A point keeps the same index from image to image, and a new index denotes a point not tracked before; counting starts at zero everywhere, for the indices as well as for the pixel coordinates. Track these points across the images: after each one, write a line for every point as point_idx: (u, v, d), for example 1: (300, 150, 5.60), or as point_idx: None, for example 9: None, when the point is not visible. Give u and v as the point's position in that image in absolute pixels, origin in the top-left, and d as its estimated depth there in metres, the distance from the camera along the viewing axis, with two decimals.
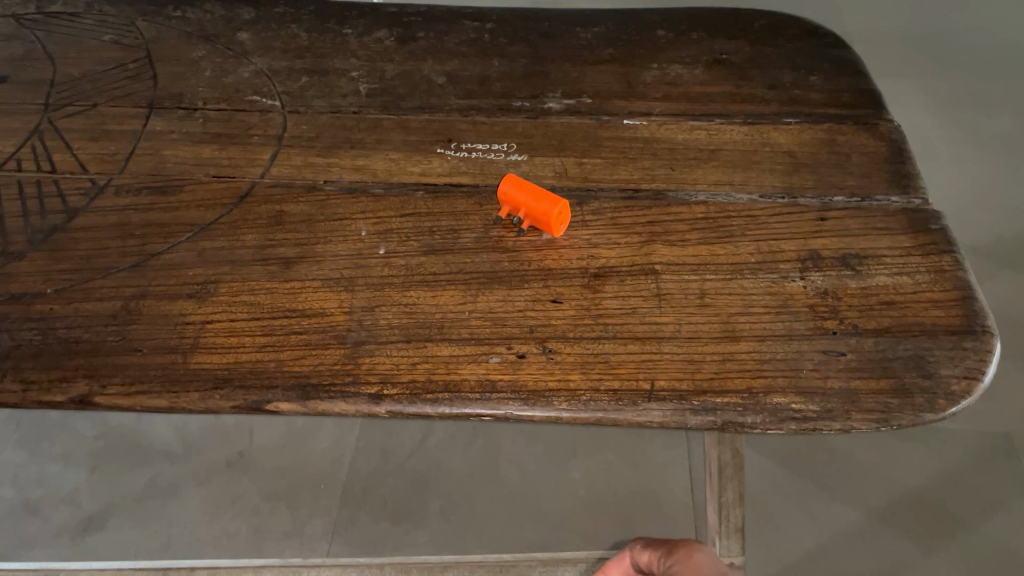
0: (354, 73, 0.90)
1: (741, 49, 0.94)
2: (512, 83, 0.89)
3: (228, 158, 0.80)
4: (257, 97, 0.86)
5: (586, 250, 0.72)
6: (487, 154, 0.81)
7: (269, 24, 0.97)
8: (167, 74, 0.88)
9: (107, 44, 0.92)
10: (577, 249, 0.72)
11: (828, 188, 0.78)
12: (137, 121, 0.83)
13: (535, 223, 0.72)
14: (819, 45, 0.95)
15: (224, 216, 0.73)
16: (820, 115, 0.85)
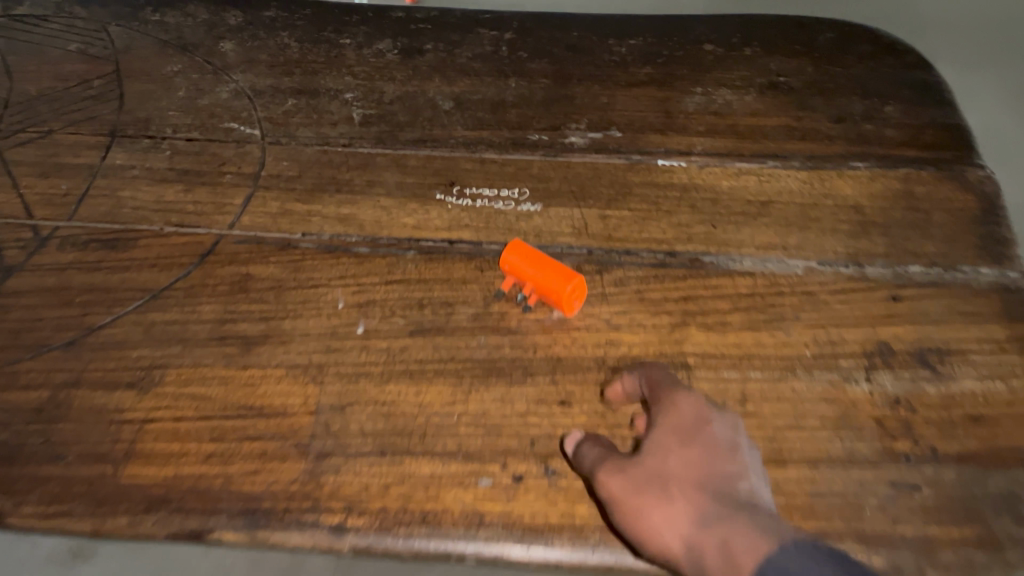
0: (348, 94, 0.78)
1: (802, 69, 0.80)
2: (530, 109, 0.77)
3: (194, 202, 0.69)
4: (235, 125, 0.75)
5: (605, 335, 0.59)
6: (495, 203, 0.69)
7: (257, 32, 0.85)
8: (136, 94, 0.78)
9: (72, 55, 0.82)
10: (595, 333, 0.60)
11: (901, 257, 0.65)
12: (96, 153, 0.73)
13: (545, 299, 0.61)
14: (897, 65, 0.80)
15: (180, 279, 0.63)
16: (895, 159, 0.72)
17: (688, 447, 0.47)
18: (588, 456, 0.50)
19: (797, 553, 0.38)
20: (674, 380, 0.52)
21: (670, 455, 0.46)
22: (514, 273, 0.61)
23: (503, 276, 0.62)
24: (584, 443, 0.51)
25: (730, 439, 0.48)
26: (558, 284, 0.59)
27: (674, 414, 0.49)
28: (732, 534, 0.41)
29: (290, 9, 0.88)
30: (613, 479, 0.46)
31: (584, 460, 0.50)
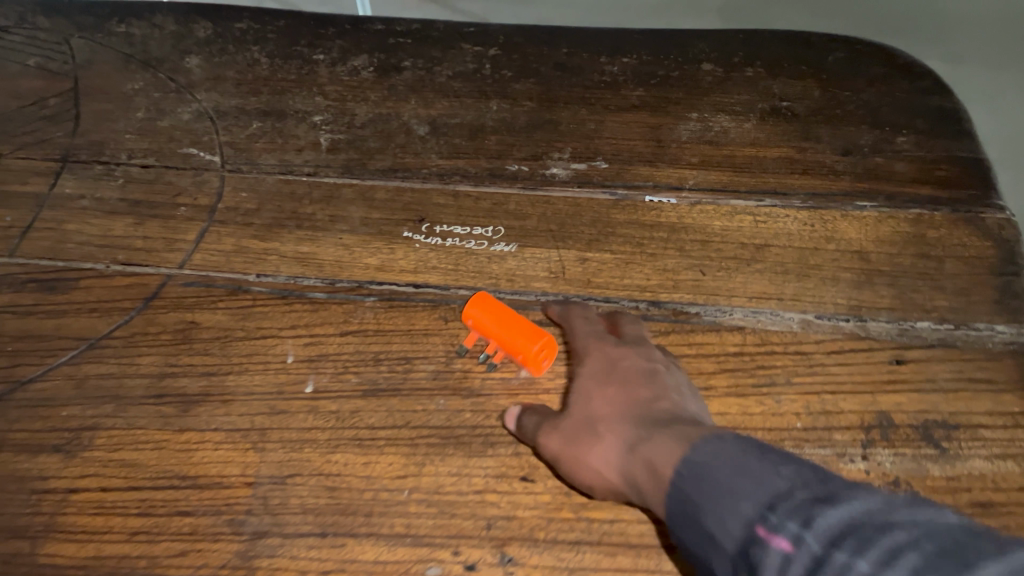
0: (316, 116, 0.73)
1: (808, 93, 0.74)
2: (510, 136, 0.71)
3: (143, 238, 0.64)
4: (194, 150, 0.70)
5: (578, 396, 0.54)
6: (466, 242, 0.64)
7: (226, 46, 0.80)
8: (92, 114, 0.73)
9: (29, 70, 0.77)
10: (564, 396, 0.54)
11: (908, 311, 0.59)
12: (44, 180, 0.68)
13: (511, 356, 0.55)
14: (911, 90, 0.74)
15: (120, 326, 0.58)
16: (906, 198, 0.66)
17: (608, 388, 0.51)
18: (529, 423, 0.51)
19: (706, 444, 0.40)
20: (591, 322, 0.57)
21: (594, 399, 0.50)
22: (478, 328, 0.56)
23: (468, 329, 0.57)
24: (526, 411, 0.52)
25: (647, 366, 0.52)
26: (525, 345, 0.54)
27: (593, 363, 0.53)
28: (652, 450, 0.43)
29: (263, 20, 0.83)
30: (548, 435, 0.50)
31: (523, 429, 0.51)
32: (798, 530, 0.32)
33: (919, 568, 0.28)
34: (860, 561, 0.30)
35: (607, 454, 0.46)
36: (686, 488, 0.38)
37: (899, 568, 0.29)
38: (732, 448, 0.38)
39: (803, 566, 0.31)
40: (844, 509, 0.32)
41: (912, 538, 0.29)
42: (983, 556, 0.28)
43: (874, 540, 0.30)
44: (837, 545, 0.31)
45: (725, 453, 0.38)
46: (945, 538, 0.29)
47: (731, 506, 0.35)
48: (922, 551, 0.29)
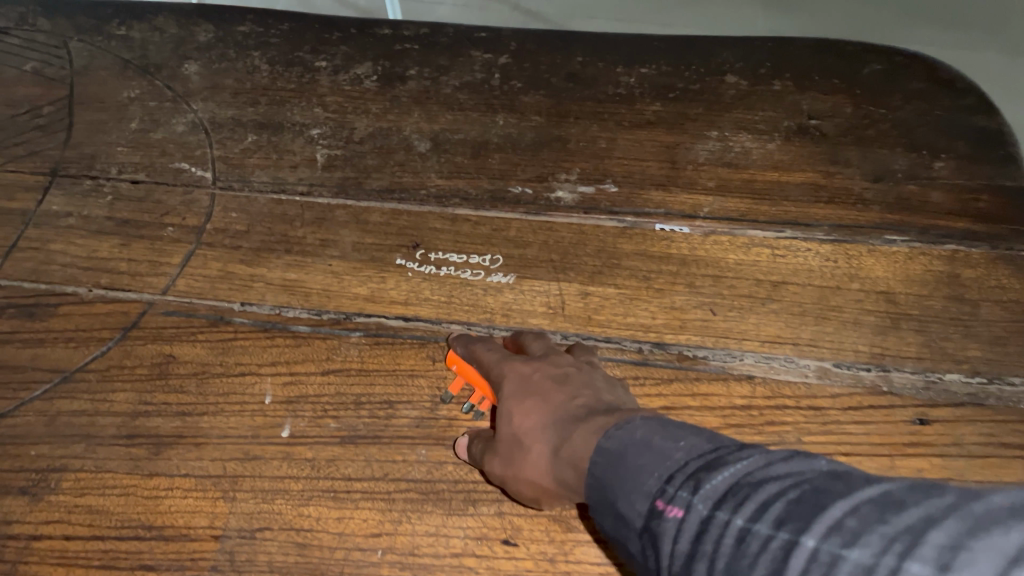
0: (314, 130, 0.70)
1: (840, 110, 0.68)
2: (515, 154, 0.67)
3: (128, 260, 0.62)
4: (186, 165, 0.68)
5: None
6: (462, 272, 0.60)
7: (226, 51, 0.77)
8: (85, 124, 0.71)
9: (25, 75, 0.75)
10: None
11: (936, 362, 0.54)
12: (32, 196, 0.66)
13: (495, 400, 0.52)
14: (954, 109, 0.68)
15: (96, 358, 0.56)
16: (941, 232, 0.60)
17: (529, 397, 0.48)
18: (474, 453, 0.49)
19: (619, 433, 0.40)
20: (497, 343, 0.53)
21: (518, 415, 0.47)
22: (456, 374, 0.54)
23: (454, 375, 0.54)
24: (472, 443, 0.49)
25: (562, 368, 0.49)
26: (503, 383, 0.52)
27: (510, 376, 0.50)
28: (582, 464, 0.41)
29: (266, 23, 0.79)
30: (489, 458, 0.47)
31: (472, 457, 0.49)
32: (688, 497, 0.33)
33: (781, 517, 0.29)
34: (737, 517, 0.30)
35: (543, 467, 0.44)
36: (602, 478, 0.39)
37: (767, 519, 0.29)
38: (640, 428, 0.39)
39: (691, 531, 0.32)
40: (726, 472, 0.33)
41: (777, 487, 0.31)
42: (836, 498, 0.29)
43: (747, 496, 0.31)
44: (719, 506, 0.31)
45: (634, 432, 0.39)
46: (804, 482, 0.30)
47: (639, 485, 0.36)
48: (786, 500, 0.30)
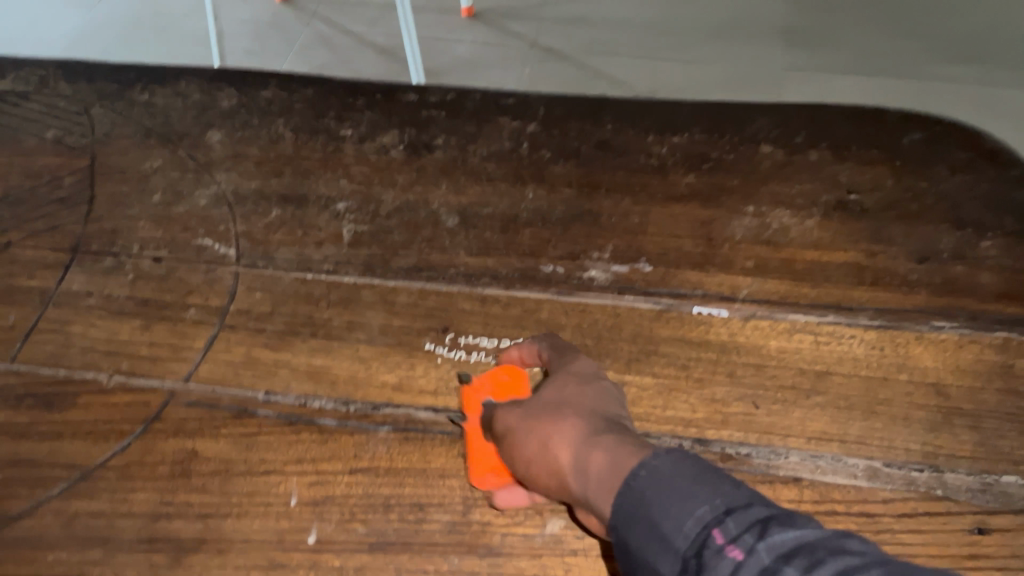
0: (340, 203, 0.68)
1: (880, 182, 0.66)
2: (546, 230, 0.65)
3: (150, 343, 0.60)
4: (209, 241, 0.66)
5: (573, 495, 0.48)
6: (492, 358, 0.58)
7: (250, 118, 0.75)
8: (107, 198, 0.69)
9: (47, 144, 0.74)
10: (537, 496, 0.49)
11: (993, 463, 0.52)
12: (52, 273, 0.65)
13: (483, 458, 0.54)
14: (1000, 183, 0.66)
15: (117, 454, 0.54)
16: (991, 320, 0.58)
17: (587, 387, 0.48)
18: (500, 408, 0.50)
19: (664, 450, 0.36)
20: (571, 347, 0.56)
21: (568, 390, 0.47)
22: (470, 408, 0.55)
23: None
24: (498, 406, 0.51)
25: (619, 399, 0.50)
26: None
27: (579, 366, 0.51)
28: (608, 440, 0.40)
29: (290, 87, 0.78)
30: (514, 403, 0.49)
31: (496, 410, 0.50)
32: (752, 542, 0.30)
33: None
34: None
35: (559, 430, 0.43)
36: (642, 486, 0.35)
37: None
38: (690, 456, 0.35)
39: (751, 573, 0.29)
40: (798, 531, 0.31)
41: (859, 560, 0.29)
42: None
43: (823, 559, 0.29)
44: (791, 562, 0.29)
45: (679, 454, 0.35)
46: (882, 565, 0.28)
47: (688, 515, 0.33)
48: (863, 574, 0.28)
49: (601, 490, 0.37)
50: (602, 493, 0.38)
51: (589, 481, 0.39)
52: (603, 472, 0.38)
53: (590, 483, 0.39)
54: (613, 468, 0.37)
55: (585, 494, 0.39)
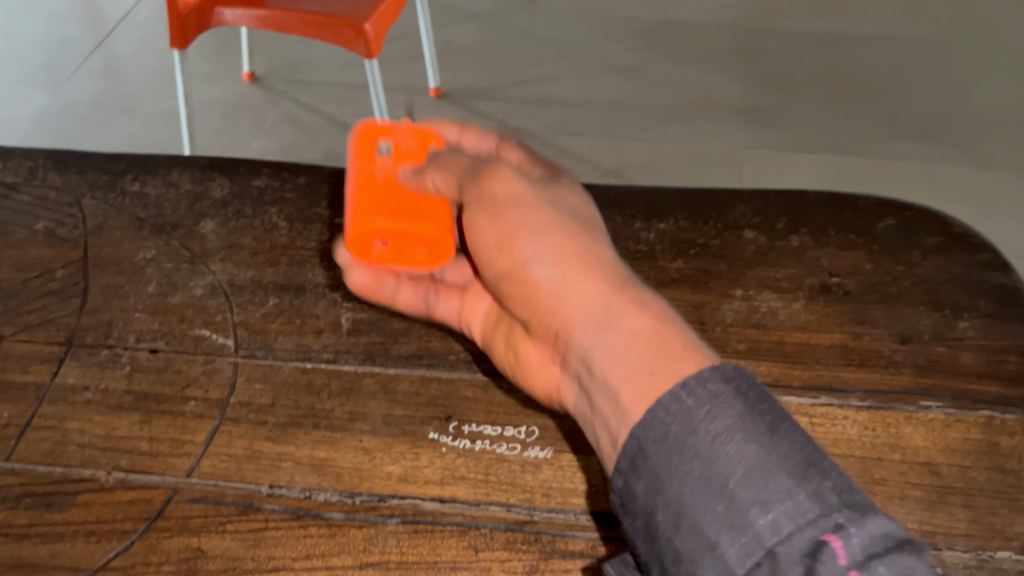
0: (337, 291, 0.69)
1: (859, 267, 0.69)
2: None
3: (150, 437, 0.60)
4: (206, 331, 0.66)
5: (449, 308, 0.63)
6: (497, 446, 0.59)
7: (243, 207, 0.76)
8: (102, 289, 0.69)
9: (37, 236, 0.74)
10: (419, 296, 0.63)
11: (987, 539, 0.54)
12: (46, 367, 0.64)
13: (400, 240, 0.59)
14: (971, 265, 0.69)
15: (120, 554, 0.54)
16: (975, 398, 0.60)
17: (597, 231, 0.55)
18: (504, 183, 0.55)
19: (727, 377, 0.41)
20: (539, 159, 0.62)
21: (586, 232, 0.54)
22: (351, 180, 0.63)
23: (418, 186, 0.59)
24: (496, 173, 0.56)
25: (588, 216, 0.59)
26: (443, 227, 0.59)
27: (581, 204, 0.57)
28: (641, 317, 0.47)
29: (282, 176, 0.79)
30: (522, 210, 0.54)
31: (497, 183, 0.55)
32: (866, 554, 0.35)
33: None
34: None
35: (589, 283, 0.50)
36: (716, 409, 0.40)
37: None
38: (761, 406, 0.40)
39: None
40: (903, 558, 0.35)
41: None
42: None
43: None
44: None
45: (748, 415, 0.40)
46: None
47: (782, 497, 0.37)
48: None
49: (622, 357, 0.46)
50: (623, 357, 0.46)
51: (607, 341, 0.47)
52: (634, 350, 0.46)
53: (607, 342, 0.47)
54: (659, 353, 0.45)
55: (599, 353, 0.47)
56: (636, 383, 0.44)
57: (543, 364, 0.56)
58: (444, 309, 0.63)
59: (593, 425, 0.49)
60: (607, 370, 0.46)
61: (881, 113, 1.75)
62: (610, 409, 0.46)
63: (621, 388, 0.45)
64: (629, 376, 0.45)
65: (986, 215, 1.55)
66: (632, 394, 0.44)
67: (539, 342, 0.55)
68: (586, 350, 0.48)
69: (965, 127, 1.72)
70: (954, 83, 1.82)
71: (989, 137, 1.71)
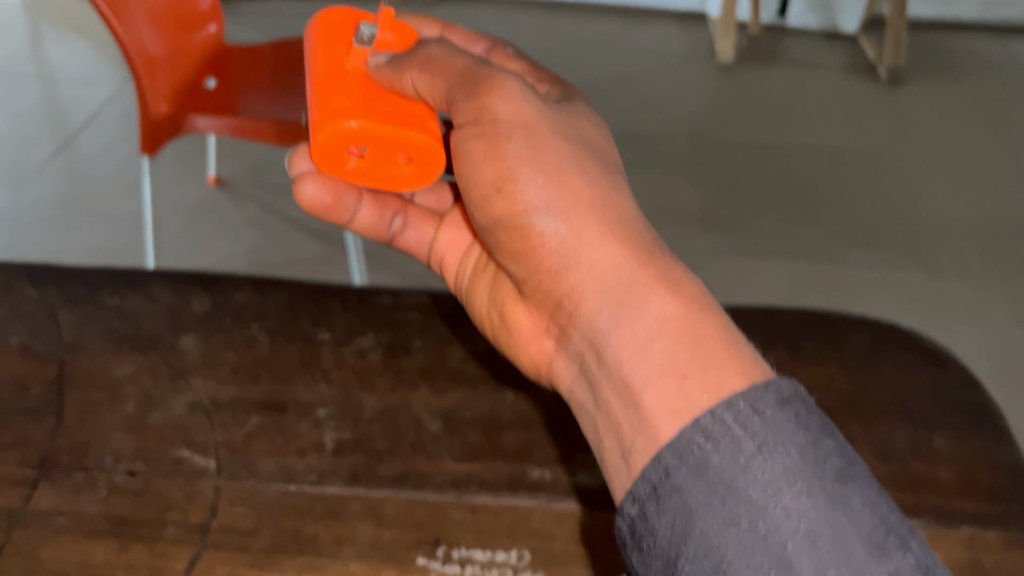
0: (321, 410, 0.69)
1: (835, 382, 0.71)
2: (529, 433, 0.68)
3: (126, 566, 0.58)
4: (186, 452, 0.65)
5: (410, 238, 0.74)
6: (488, 570, 0.58)
7: (224, 322, 0.76)
8: (78, 407, 0.68)
9: (11, 350, 0.72)
10: (383, 220, 0.71)
11: None
12: (18, 491, 0.62)
13: (376, 147, 0.57)
14: (941, 380, 0.72)
15: None
16: (957, 513, 0.61)
17: (624, 203, 0.54)
18: (506, 108, 0.55)
19: (779, 397, 0.40)
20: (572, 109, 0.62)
21: (611, 205, 0.53)
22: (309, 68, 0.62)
23: (381, 84, 0.58)
24: (496, 94, 0.55)
25: (607, 160, 0.59)
26: (433, 137, 0.57)
27: (607, 171, 0.56)
28: (668, 303, 0.47)
29: (264, 290, 0.80)
30: (542, 175, 0.54)
31: (495, 107, 0.55)
32: None
33: None
34: None
35: (603, 251, 0.51)
36: (777, 446, 0.38)
37: None
38: (824, 448, 0.39)
39: None
40: None
41: None
42: None
43: None
44: None
45: (807, 456, 0.38)
46: None
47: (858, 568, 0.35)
48: None
49: (647, 351, 0.46)
50: (647, 354, 0.46)
51: (627, 327, 0.47)
52: (661, 344, 0.46)
53: (627, 327, 0.48)
54: (690, 349, 0.45)
55: (621, 343, 0.48)
56: (665, 380, 0.44)
57: (536, 332, 0.61)
58: (405, 235, 0.74)
59: (589, 401, 0.52)
60: (619, 355, 0.47)
61: (834, 222, 1.82)
62: (623, 409, 0.46)
63: (644, 386, 0.45)
64: (657, 378, 0.44)
65: (940, 320, 1.60)
66: (656, 397, 0.44)
67: (537, 302, 0.58)
68: (597, 332, 0.50)
69: (912, 236, 1.80)
70: (900, 194, 1.92)
71: (936, 245, 1.78)
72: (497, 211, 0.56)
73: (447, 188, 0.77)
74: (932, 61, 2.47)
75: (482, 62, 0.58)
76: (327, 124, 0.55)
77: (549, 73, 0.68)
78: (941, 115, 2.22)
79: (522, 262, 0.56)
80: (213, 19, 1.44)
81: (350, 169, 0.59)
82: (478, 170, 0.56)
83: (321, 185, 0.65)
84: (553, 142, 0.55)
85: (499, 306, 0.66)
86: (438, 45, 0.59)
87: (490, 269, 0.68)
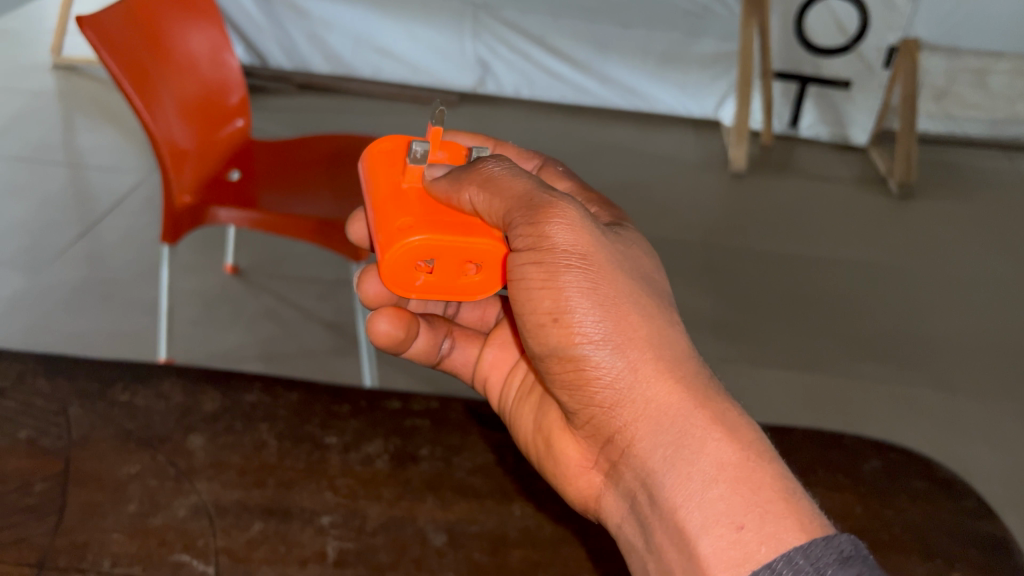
0: (324, 517, 0.68)
1: (849, 510, 0.70)
2: (536, 551, 0.67)
3: None
4: (186, 557, 0.64)
5: (456, 358, 0.81)
6: None
7: (233, 423, 0.76)
8: (81, 505, 0.67)
9: (18, 445, 0.71)
10: (435, 344, 0.78)
11: None
12: None
13: (440, 256, 0.60)
14: (959, 513, 0.70)
15: None
16: None
17: (676, 331, 0.58)
18: (565, 238, 0.57)
19: (843, 555, 0.45)
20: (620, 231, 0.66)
21: (667, 335, 0.57)
22: (370, 194, 0.67)
23: (440, 201, 0.63)
24: (557, 222, 0.57)
25: (654, 276, 0.63)
26: (499, 240, 0.61)
27: (658, 294, 0.60)
28: (725, 449, 0.52)
29: (275, 392, 0.80)
30: (602, 308, 0.57)
31: (556, 238, 0.57)
32: None
33: None
34: None
35: (662, 392, 0.55)
36: None
37: None
38: None
39: None
40: None
41: None
42: None
43: None
44: None
45: None
46: None
47: None
48: None
49: (706, 499, 0.51)
50: (704, 500, 0.51)
51: (686, 474, 0.52)
52: (719, 494, 0.51)
53: (687, 474, 0.52)
54: (744, 499, 0.50)
55: (681, 490, 0.52)
56: (724, 531, 0.49)
57: (583, 466, 0.65)
58: (452, 355, 0.80)
59: (643, 537, 0.57)
60: (676, 499, 0.52)
61: (846, 333, 1.82)
62: (678, 555, 0.52)
63: (700, 534, 0.50)
64: (714, 527, 0.50)
65: (959, 440, 1.58)
66: (714, 549, 0.49)
67: (588, 435, 0.62)
68: (656, 475, 0.54)
69: (926, 352, 1.79)
70: (912, 307, 1.92)
71: (949, 361, 1.78)
72: (552, 340, 0.59)
73: (493, 305, 0.85)
74: (940, 175, 2.52)
75: (540, 183, 0.60)
76: (392, 243, 0.59)
77: (598, 193, 0.76)
78: (954, 232, 2.24)
79: (575, 394, 0.60)
80: (240, 113, 1.47)
81: (421, 284, 0.63)
82: (535, 299, 0.59)
83: (390, 321, 0.71)
84: (609, 272, 0.58)
85: (545, 436, 0.69)
86: (496, 161, 0.62)
87: (536, 395, 0.73)
